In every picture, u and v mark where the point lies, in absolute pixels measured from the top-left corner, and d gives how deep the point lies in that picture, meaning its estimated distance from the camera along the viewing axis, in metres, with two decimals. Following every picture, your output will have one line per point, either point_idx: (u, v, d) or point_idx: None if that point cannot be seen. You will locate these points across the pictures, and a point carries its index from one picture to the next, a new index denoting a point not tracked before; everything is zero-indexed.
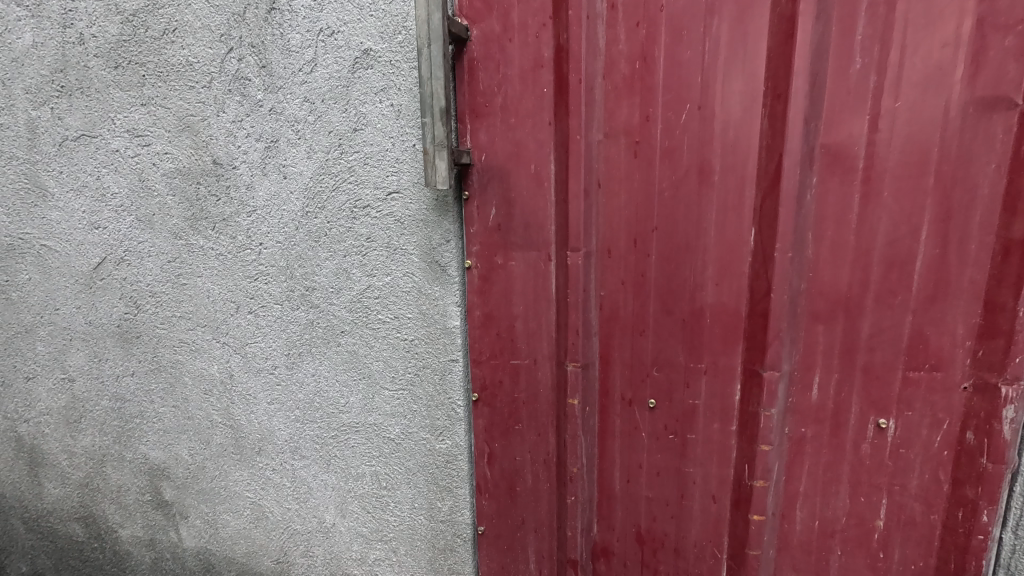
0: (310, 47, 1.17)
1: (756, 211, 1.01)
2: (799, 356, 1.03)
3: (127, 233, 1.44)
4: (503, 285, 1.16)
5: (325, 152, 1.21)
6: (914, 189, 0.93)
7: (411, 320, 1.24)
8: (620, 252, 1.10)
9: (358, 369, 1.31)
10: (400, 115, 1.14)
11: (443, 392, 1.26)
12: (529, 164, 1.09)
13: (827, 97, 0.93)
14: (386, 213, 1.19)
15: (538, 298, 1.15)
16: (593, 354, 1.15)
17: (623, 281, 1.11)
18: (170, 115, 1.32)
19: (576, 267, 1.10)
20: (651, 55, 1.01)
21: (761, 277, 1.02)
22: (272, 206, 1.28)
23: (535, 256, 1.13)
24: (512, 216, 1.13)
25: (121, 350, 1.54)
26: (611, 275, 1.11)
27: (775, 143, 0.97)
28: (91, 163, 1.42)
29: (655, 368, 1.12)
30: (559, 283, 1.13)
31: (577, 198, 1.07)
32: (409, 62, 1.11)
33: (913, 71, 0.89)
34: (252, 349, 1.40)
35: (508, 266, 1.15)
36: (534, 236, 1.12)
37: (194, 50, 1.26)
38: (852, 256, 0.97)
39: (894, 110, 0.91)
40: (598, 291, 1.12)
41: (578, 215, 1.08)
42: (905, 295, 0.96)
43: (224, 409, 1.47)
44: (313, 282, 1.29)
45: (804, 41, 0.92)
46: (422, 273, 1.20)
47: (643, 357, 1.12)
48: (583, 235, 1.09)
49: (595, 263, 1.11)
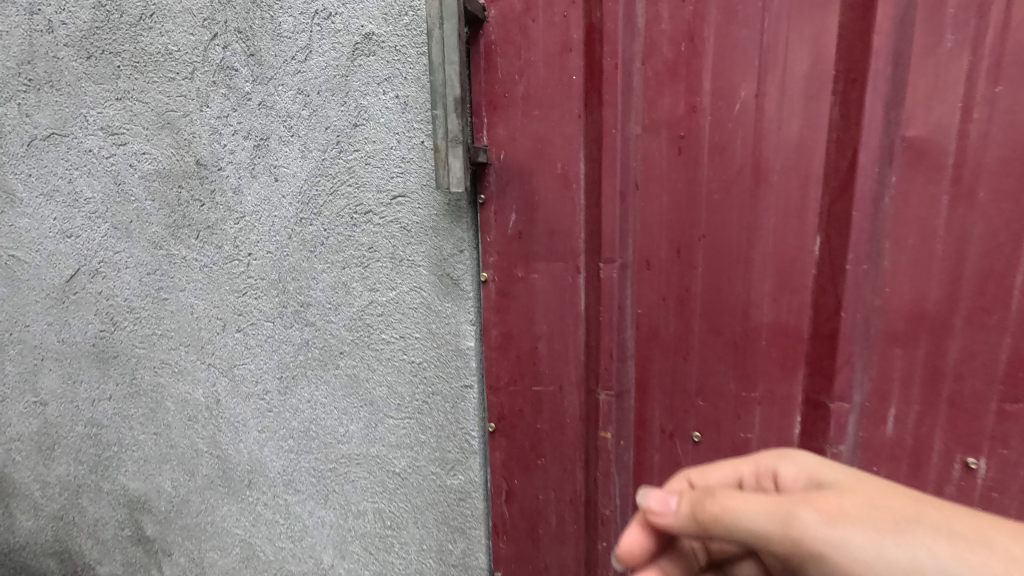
0: (303, 32, 1.03)
1: (823, 216, 0.86)
2: (872, 384, 0.89)
3: (102, 242, 1.29)
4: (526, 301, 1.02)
5: (321, 151, 1.06)
6: (1017, 188, 0.78)
7: (419, 341, 1.10)
8: (659, 263, 0.95)
9: (359, 395, 1.17)
10: (406, 108, 0.99)
11: (454, 421, 1.12)
12: (555, 163, 0.95)
13: (910, 81, 0.79)
14: (390, 219, 1.05)
15: (565, 316, 1.00)
16: (628, 379, 1.01)
17: (663, 297, 0.95)
18: (148, 110, 1.18)
19: (610, 281, 0.95)
20: (700, 35, 0.86)
21: (829, 292, 0.88)
22: (262, 212, 1.14)
23: (562, 267, 0.99)
24: (536, 224, 0.98)
25: (97, 372, 1.39)
26: (649, 290, 0.96)
27: (848, 136, 0.83)
28: (62, 165, 1.28)
29: (700, 398, 0.97)
30: (589, 298, 0.99)
31: (612, 200, 0.93)
32: (417, 46, 0.97)
33: (1019, 48, 0.75)
34: (240, 371, 1.26)
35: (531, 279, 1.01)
36: (561, 246, 0.98)
37: (174, 37, 1.13)
38: (937, 267, 0.83)
39: (993, 96, 0.77)
40: (635, 308, 0.98)
41: (612, 220, 0.94)
42: (1003, 313, 0.81)
43: (210, 437, 1.33)
44: (308, 297, 1.15)
45: (886, 14, 0.79)
46: (431, 288, 1.06)
47: (686, 384, 0.97)
48: (617, 243, 0.95)
49: (631, 276, 0.97)
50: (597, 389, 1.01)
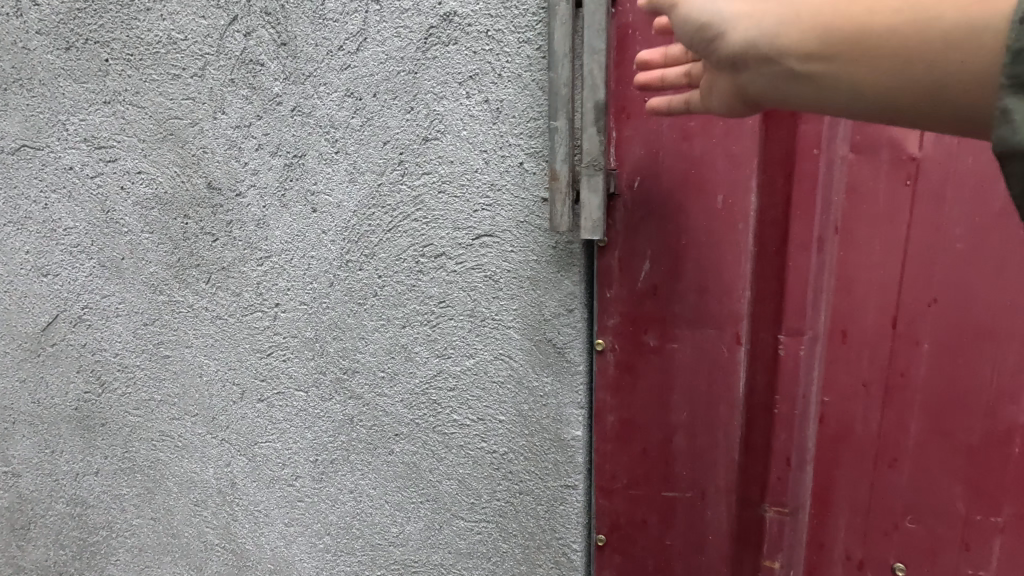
0: (356, 12, 0.76)
1: None
2: None
3: (86, 283, 1.02)
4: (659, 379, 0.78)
5: (377, 173, 0.80)
6: None
7: (504, 425, 0.83)
8: (858, 336, 0.74)
9: (420, 488, 0.90)
10: (499, 117, 0.73)
11: (549, 529, 0.85)
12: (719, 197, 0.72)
13: None
14: (470, 265, 0.78)
15: (722, 403, 0.77)
16: (800, 480, 0.78)
17: (863, 383, 0.75)
18: (146, 117, 0.91)
19: (796, 358, 0.74)
20: None
21: None
22: (294, 251, 0.87)
23: (721, 338, 0.75)
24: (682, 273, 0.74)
25: (82, 441, 1.12)
26: (839, 369, 0.75)
27: None
28: (35, 186, 1.01)
29: (907, 514, 0.76)
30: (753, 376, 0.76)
31: (802, 246, 0.72)
32: (518, 32, 0.70)
33: None
34: (262, 450, 0.98)
35: (666, 349, 0.77)
36: (717, 306, 0.74)
37: (179, 21, 0.85)
38: None
39: None
40: (823, 395, 0.76)
41: (800, 270, 0.72)
42: None
43: (223, 528, 1.06)
44: (353, 362, 0.88)
45: None
46: (524, 358, 0.79)
47: (889, 496, 0.76)
48: (807, 305, 0.73)
49: (819, 350, 0.75)
50: (764, 504, 0.78)
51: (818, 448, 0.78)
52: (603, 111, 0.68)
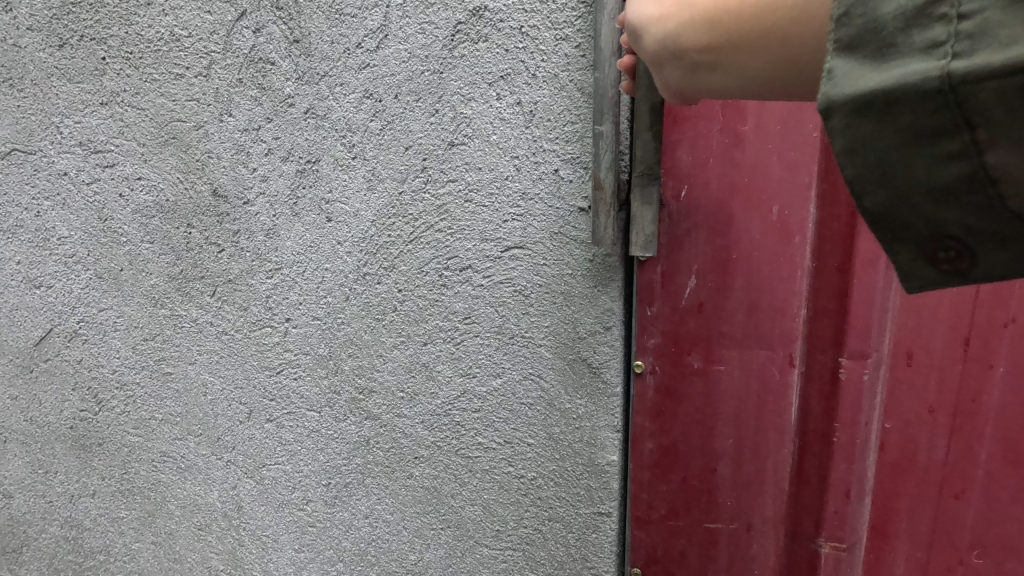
0: (376, 7, 0.71)
1: None
2: None
3: (82, 296, 0.96)
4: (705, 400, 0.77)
5: (398, 180, 0.74)
6: None
7: (533, 449, 0.77)
8: (927, 362, 0.74)
9: (441, 514, 0.85)
10: (533, 120, 0.68)
11: (580, 557, 0.80)
12: (780, 216, 0.71)
13: None
14: (499, 279, 0.73)
15: (779, 431, 0.76)
16: (857, 503, 0.79)
17: (930, 409, 0.75)
18: (146, 120, 0.85)
19: (860, 383, 0.75)
20: None
21: None
22: (306, 263, 0.81)
23: (781, 363, 0.74)
24: (731, 290, 0.73)
25: (78, 461, 1.06)
26: (905, 394, 0.75)
27: None
28: (26, 193, 0.94)
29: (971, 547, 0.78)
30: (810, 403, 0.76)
31: (869, 267, 0.71)
32: (556, 28, 0.66)
33: None
34: (271, 473, 0.93)
35: (713, 372, 0.76)
36: (771, 328, 0.74)
37: (182, 17, 0.80)
38: None
39: None
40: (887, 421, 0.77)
41: (866, 290, 0.72)
42: None
43: (228, 553, 1.00)
44: (370, 381, 0.83)
45: None
46: (556, 378, 0.74)
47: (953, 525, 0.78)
48: (871, 328, 0.73)
49: (883, 374, 0.75)
50: (819, 537, 0.79)
51: (878, 476, 0.79)
52: (657, 117, 0.64)
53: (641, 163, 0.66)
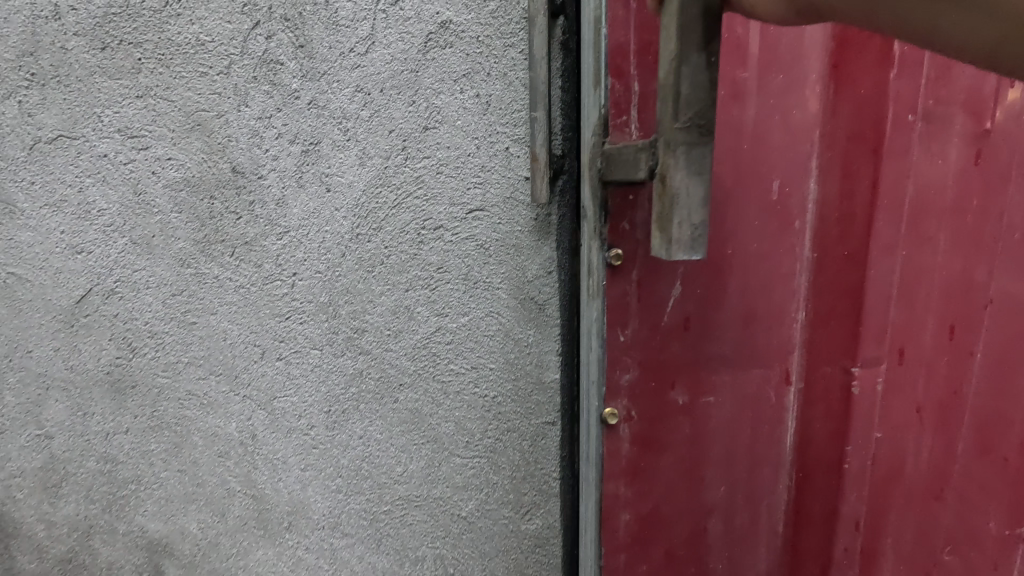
0: (365, 20, 0.90)
1: None
2: None
3: (119, 259, 1.14)
4: (692, 427, 0.99)
5: (383, 158, 0.93)
6: None
7: (494, 372, 0.98)
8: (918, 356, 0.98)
9: (421, 431, 1.04)
10: (489, 109, 0.89)
11: (533, 461, 1.01)
12: (782, 207, 0.96)
13: None
14: (465, 235, 0.93)
15: (762, 429, 1.04)
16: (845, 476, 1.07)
17: (920, 406, 0.99)
18: (175, 109, 1.03)
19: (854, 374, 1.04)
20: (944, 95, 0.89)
21: None
22: (310, 226, 1.00)
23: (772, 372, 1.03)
24: (732, 320, 0.98)
25: (113, 403, 1.24)
26: (897, 386, 1.01)
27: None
28: (71, 172, 1.12)
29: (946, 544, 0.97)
30: (813, 420, 1.08)
31: (886, 258, 0.99)
32: (504, 37, 0.87)
33: None
34: (280, 404, 1.12)
35: (695, 406, 0.98)
36: (770, 337, 1.01)
37: (207, 25, 0.98)
38: None
39: None
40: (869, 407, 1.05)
41: (880, 285, 1.00)
42: None
43: (244, 475, 1.19)
44: (363, 323, 1.02)
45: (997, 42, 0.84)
46: (511, 314, 0.95)
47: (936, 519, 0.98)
48: (869, 336, 1.02)
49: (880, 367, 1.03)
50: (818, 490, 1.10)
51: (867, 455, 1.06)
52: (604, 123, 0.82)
53: (689, 105, 0.63)
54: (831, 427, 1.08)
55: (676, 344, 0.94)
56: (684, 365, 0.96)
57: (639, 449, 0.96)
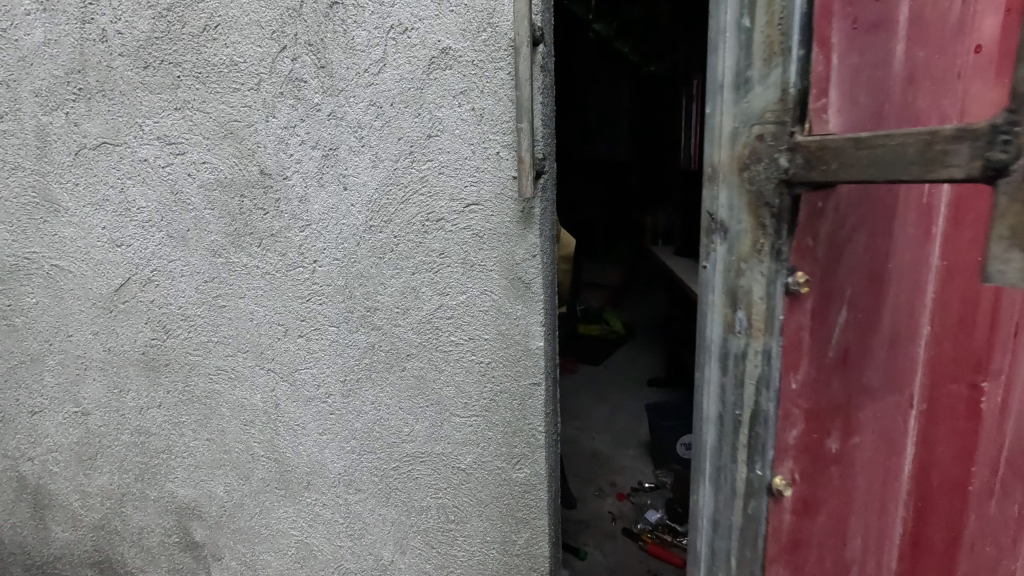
0: (378, 45, 1.07)
1: None
2: None
3: (156, 251, 1.30)
4: (845, 480, 0.71)
5: (393, 161, 1.11)
6: None
7: (488, 342, 1.15)
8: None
9: (426, 395, 1.22)
10: (482, 120, 1.04)
11: (523, 418, 1.17)
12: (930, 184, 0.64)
13: None
14: (463, 225, 1.10)
15: (892, 487, 0.73)
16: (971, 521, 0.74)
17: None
18: (210, 120, 1.19)
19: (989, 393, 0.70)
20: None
21: None
22: (329, 220, 1.17)
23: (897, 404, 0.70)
24: (878, 344, 0.68)
25: (147, 380, 1.39)
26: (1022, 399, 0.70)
27: None
28: (114, 174, 1.27)
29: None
30: (936, 443, 0.72)
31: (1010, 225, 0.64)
32: (496, 62, 1.01)
33: None
34: (301, 376, 1.28)
35: (848, 454, 0.70)
36: (909, 359, 0.69)
37: (239, 49, 1.14)
38: None
39: None
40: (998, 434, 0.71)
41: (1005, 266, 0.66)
42: None
43: (267, 441, 1.35)
44: (375, 302, 1.19)
45: None
46: (502, 291, 1.11)
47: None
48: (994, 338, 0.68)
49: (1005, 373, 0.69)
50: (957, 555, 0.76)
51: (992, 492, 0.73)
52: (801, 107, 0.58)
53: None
54: (955, 448, 0.72)
55: (836, 384, 0.67)
56: (836, 411, 0.69)
57: (800, 515, 0.71)
